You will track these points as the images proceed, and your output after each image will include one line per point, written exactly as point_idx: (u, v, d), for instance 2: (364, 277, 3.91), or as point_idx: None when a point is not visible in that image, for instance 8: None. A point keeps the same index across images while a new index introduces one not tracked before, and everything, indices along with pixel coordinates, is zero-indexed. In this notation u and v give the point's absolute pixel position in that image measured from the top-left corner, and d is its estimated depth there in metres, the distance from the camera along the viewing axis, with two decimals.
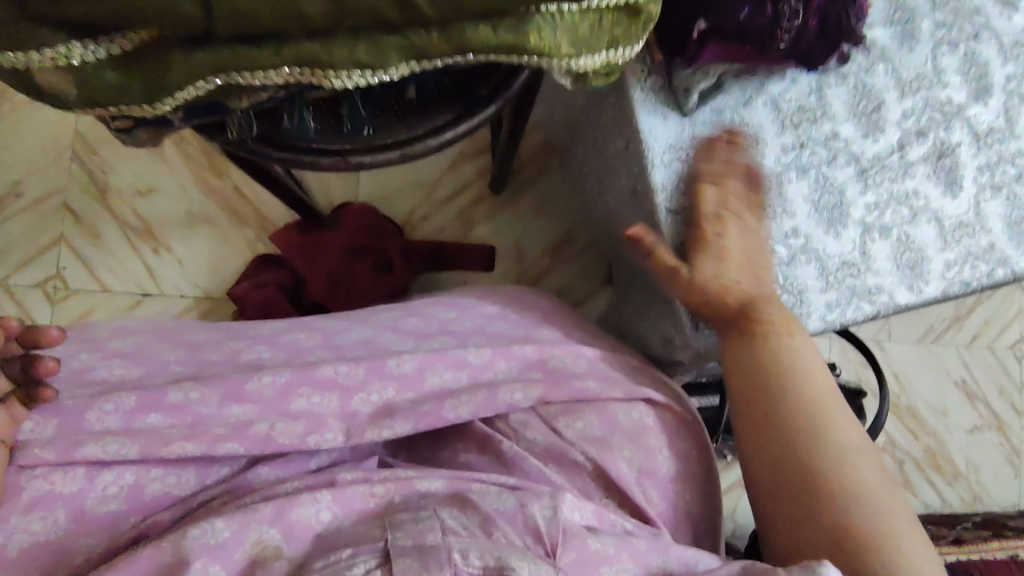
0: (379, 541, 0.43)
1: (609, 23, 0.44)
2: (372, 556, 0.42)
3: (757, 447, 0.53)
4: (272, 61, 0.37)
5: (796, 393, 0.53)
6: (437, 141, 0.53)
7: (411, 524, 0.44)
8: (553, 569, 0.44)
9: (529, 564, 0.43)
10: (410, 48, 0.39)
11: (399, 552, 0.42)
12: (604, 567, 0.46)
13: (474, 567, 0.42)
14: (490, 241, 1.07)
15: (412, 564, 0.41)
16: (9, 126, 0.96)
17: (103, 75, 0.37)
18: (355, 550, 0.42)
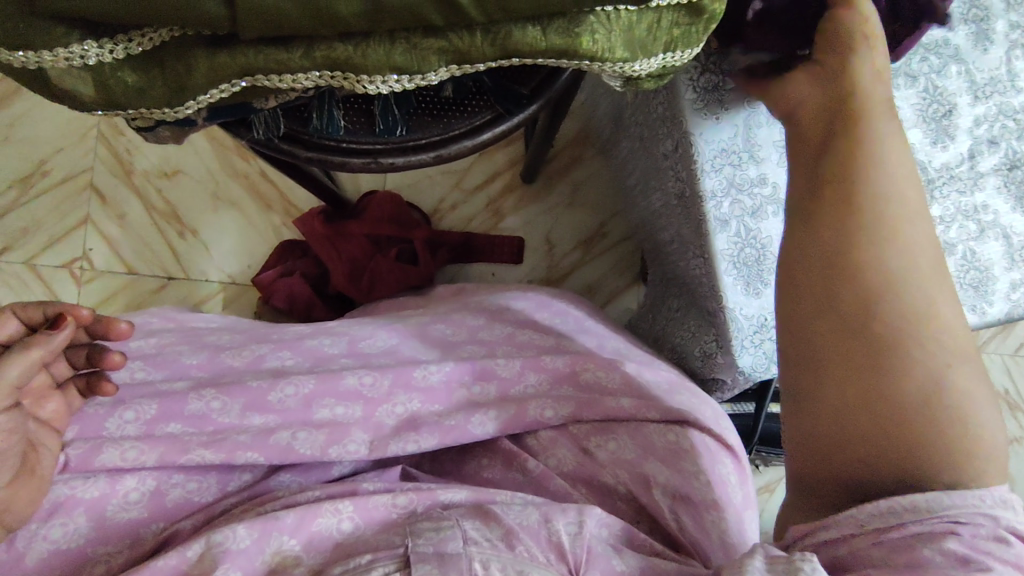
0: (400, 547, 0.41)
1: (669, 23, 0.40)
2: (392, 560, 0.40)
3: (796, 287, 0.41)
4: (301, 64, 0.34)
5: (876, 211, 0.39)
6: (473, 143, 0.50)
7: (433, 533, 0.42)
8: None
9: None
10: (450, 51, 0.35)
11: (421, 557, 0.40)
12: None
13: None
14: (519, 232, 1.03)
15: (433, 569, 0.39)
16: (36, 104, 0.95)
17: (121, 76, 0.34)
18: (375, 556, 0.40)
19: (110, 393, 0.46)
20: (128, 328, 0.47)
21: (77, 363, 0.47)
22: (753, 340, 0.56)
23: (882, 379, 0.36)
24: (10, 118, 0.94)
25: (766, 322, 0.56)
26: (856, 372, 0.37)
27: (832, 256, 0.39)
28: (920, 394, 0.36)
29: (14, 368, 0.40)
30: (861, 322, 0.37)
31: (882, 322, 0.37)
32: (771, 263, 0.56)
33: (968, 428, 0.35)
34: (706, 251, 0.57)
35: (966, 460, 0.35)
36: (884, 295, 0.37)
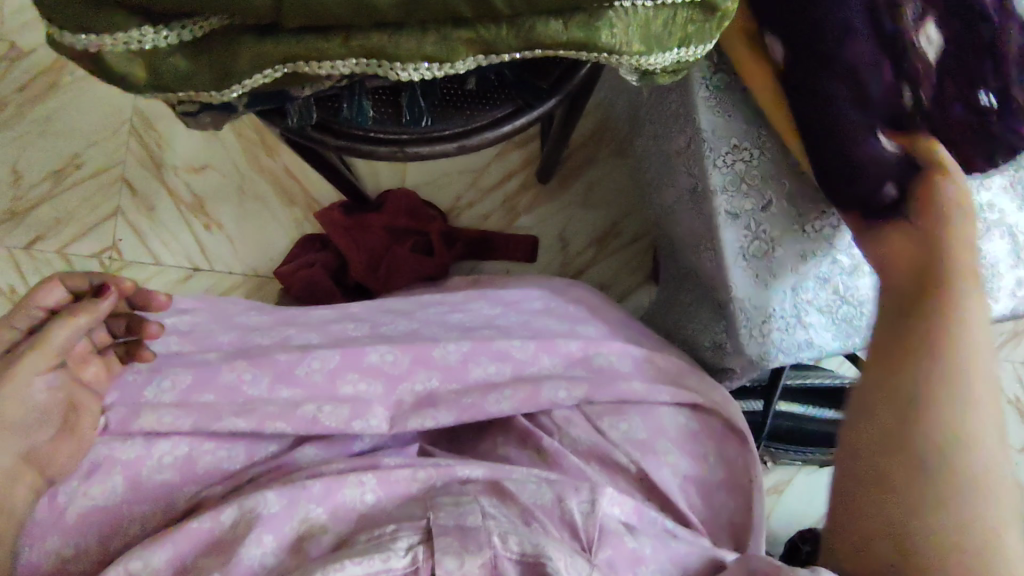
0: (423, 519, 0.43)
1: (685, 20, 0.42)
2: (415, 531, 0.42)
3: (861, 409, 0.45)
4: (339, 52, 0.37)
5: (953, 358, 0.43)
6: (495, 133, 0.52)
7: (453, 508, 0.44)
8: (589, 564, 0.43)
9: (564, 557, 0.42)
10: (478, 42, 0.38)
11: (442, 529, 0.42)
12: (641, 567, 0.45)
13: (512, 553, 0.42)
14: (534, 230, 1.06)
15: (454, 543, 0.41)
16: (73, 99, 0.99)
17: (172, 61, 0.37)
18: (399, 526, 0.43)
19: (146, 360, 0.50)
20: (166, 299, 0.50)
21: (116, 331, 0.50)
22: (762, 331, 0.57)
23: (942, 500, 0.39)
24: (46, 112, 0.98)
25: (776, 314, 0.57)
26: (906, 445, 0.41)
27: (892, 402, 0.43)
28: (974, 526, 0.38)
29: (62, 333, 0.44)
30: (929, 447, 0.41)
31: (934, 444, 0.41)
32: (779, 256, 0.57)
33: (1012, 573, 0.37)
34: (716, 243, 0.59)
35: None
36: (960, 432, 0.41)
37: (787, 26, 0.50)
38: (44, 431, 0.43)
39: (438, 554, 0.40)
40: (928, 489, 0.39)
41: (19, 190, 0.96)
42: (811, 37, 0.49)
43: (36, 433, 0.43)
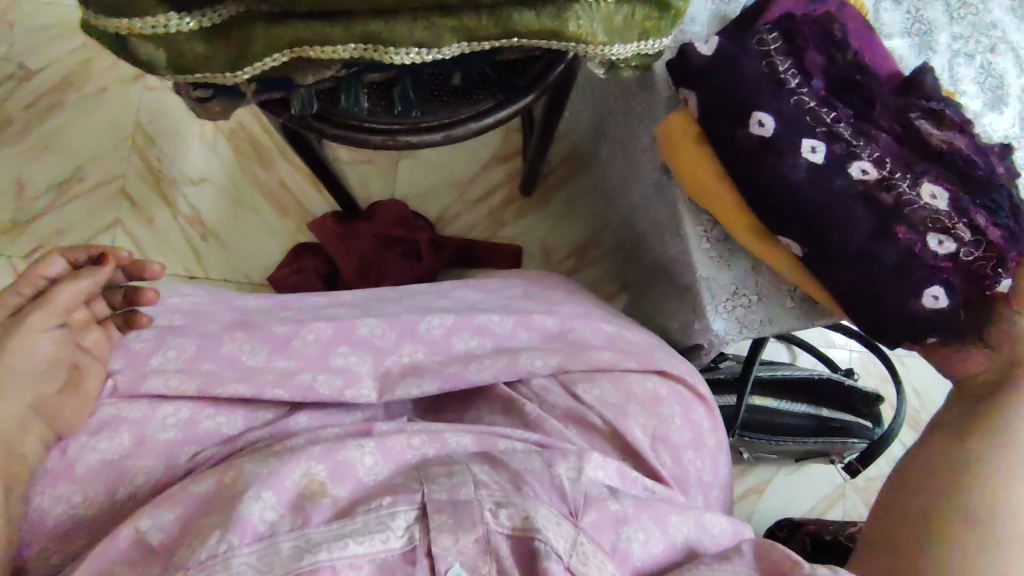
0: (418, 493, 0.46)
1: (642, 16, 0.49)
2: (412, 508, 0.46)
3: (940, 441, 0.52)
4: (341, 36, 0.42)
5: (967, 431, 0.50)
6: (478, 125, 0.58)
7: (446, 479, 0.47)
8: (574, 529, 0.47)
9: (552, 525, 0.46)
10: (461, 29, 0.43)
11: (438, 507, 0.46)
12: (623, 527, 0.49)
13: (504, 528, 0.46)
14: (517, 241, 1.11)
15: (448, 519, 0.45)
16: (78, 116, 1.04)
17: (191, 44, 0.42)
18: (396, 501, 0.46)
19: (142, 324, 0.53)
20: (161, 266, 0.54)
21: (114, 303, 0.53)
22: (724, 306, 0.64)
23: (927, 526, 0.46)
24: (51, 128, 1.03)
25: (737, 291, 0.63)
26: (927, 482, 0.49)
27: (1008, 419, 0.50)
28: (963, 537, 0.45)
29: (65, 292, 0.48)
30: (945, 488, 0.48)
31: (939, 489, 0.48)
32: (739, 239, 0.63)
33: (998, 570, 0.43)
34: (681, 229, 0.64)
35: None
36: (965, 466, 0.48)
37: (703, 92, 0.56)
38: (48, 386, 0.46)
39: (435, 532, 0.45)
40: (939, 516, 0.46)
41: (22, 200, 1.00)
42: (721, 91, 0.55)
43: (43, 384, 0.46)
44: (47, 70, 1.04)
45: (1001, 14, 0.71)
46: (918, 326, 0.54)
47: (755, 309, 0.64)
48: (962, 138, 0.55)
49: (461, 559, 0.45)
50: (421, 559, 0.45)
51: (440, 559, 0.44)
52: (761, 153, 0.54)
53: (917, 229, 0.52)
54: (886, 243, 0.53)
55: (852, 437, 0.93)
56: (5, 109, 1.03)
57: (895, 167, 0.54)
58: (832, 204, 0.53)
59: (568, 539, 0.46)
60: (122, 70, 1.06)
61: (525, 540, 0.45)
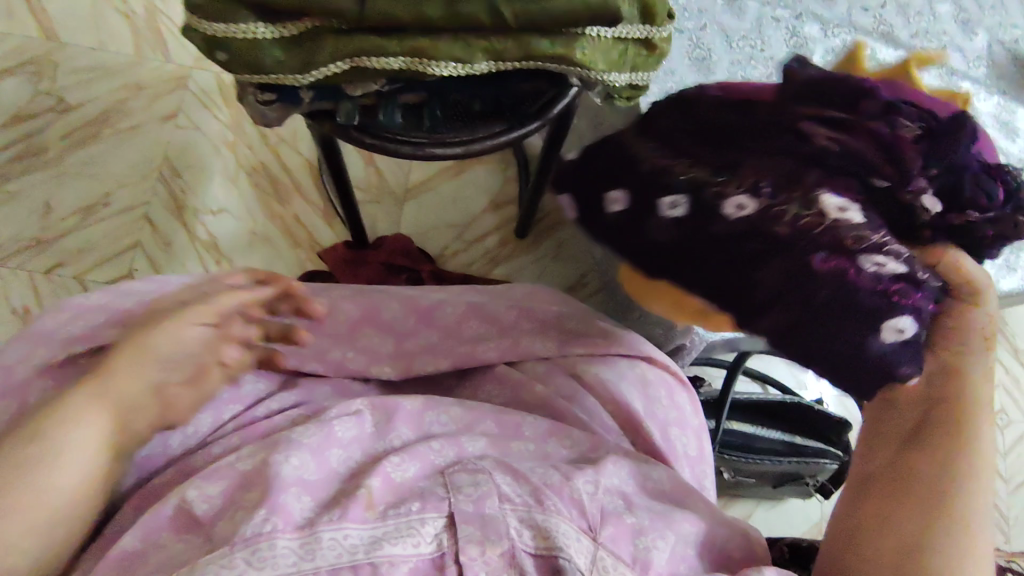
0: (445, 503, 0.49)
1: (634, 53, 0.59)
2: (439, 517, 0.48)
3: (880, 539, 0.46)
4: (393, 49, 0.52)
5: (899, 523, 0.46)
6: (493, 142, 0.68)
7: (471, 488, 0.50)
8: (592, 544, 0.49)
9: (573, 542, 0.48)
10: (490, 50, 0.54)
11: (464, 518, 0.48)
12: (641, 538, 0.52)
13: (528, 545, 0.48)
14: (512, 278, 1.19)
15: (475, 531, 0.47)
16: (110, 148, 1.12)
17: (271, 50, 0.51)
18: (424, 509, 0.48)
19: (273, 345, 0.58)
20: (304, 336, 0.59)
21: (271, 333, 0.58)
22: None
23: None
24: (84, 157, 1.11)
25: None
26: None
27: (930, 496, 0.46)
28: None
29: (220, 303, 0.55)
30: None
31: None
32: None
33: None
34: None
35: None
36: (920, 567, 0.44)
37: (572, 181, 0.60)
38: (180, 374, 0.51)
39: (462, 542, 0.47)
40: None
41: (49, 221, 1.07)
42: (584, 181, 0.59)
43: (172, 373, 0.50)
44: (86, 107, 1.14)
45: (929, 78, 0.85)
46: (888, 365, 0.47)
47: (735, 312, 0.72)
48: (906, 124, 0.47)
49: (485, 570, 0.46)
50: (448, 567, 0.46)
51: (467, 567, 0.46)
52: (679, 220, 0.52)
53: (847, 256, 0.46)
54: (813, 281, 0.47)
55: (827, 459, 0.99)
56: (42, 138, 1.11)
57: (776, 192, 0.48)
58: (730, 246, 0.50)
59: (587, 555, 0.48)
60: (155, 109, 1.15)
61: (549, 559, 0.47)
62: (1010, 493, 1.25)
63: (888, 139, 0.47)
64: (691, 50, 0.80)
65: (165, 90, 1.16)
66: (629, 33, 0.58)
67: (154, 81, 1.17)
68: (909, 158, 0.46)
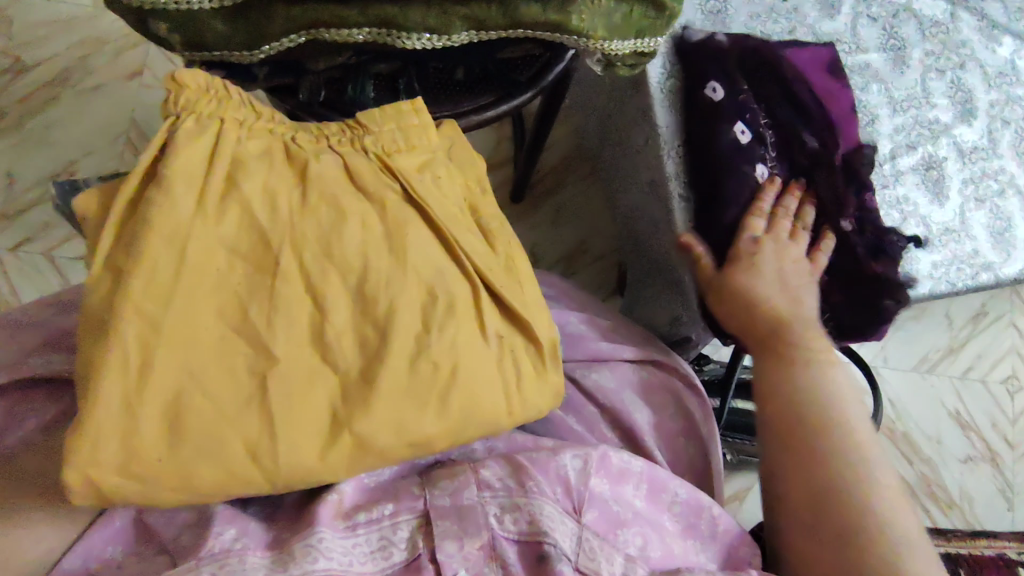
0: (419, 499, 0.47)
1: (640, 16, 0.51)
2: (414, 516, 0.46)
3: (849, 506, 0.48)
4: (357, 20, 0.45)
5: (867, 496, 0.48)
6: (479, 118, 0.60)
7: (449, 483, 0.47)
8: (576, 526, 0.47)
9: (557, 527, 0.46)
10: (472, 18, 0.46)
11: (439, 514, 0.46)
12: (622, 529, 0.49)
13: (510, 532, 0.46)
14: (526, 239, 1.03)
15: (452, 525, 0.45)
16: (72, 111, 1.03)
17: (210, 22, 0.44)
18: (397, 511, 0.46)
19: None
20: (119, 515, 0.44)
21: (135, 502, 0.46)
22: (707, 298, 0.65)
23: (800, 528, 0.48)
24: (45, 123, 1.02)
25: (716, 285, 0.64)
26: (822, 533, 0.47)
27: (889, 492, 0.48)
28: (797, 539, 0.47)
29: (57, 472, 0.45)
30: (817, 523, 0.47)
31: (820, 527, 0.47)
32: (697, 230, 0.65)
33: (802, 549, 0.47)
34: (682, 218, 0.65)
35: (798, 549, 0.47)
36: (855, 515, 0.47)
37: None
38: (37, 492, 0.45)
39: (438, 539, 0.45)
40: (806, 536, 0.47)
41: (12, 195, 0.99)
42: None
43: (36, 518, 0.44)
44: (43, 66, 1.04)
45: (969, 34, 0.76)
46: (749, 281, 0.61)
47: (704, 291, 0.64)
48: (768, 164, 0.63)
49: (464, 567, 0.44)
50: (425, 567, 0.44)
51: (446, 565, 0.44)
52: None
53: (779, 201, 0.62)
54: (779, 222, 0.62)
55: None
56: None
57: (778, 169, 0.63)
58: None
59: (572, 538, 0.47)
60: (119, 67, 1.06)
61: (532, 545, 0.46)
62: (1016, 459, 1.26)
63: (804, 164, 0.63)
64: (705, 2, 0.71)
65: (129, 46, 1.07)
66: None
67: (116, 35, 1.07)
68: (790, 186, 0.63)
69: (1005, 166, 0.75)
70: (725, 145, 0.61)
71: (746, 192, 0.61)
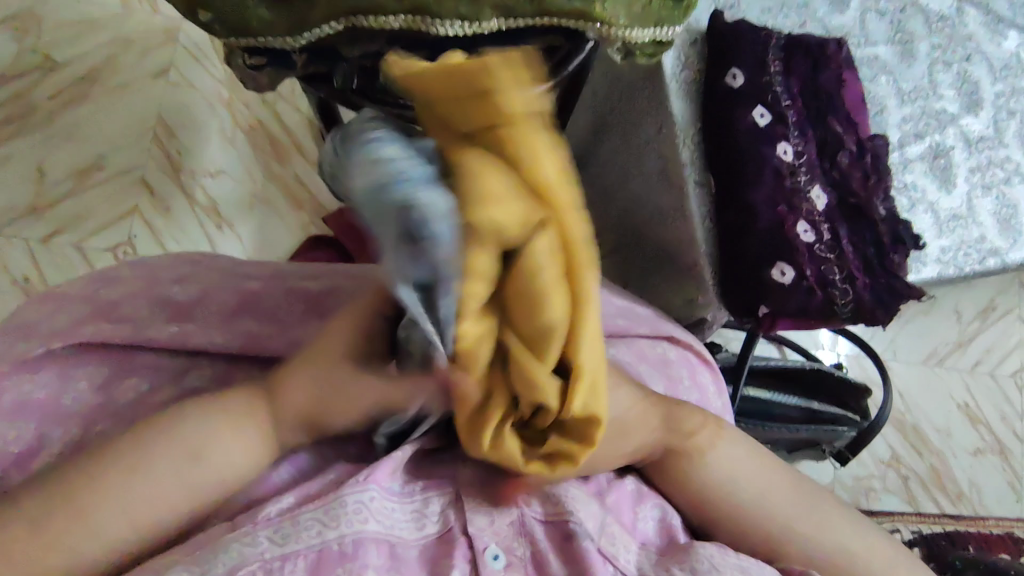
0: (453, 478, 0.50)
1: (659, 6, 0.54)
2: (447, 494, 0.50)
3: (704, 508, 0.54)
4: (394, 7, 0.47)
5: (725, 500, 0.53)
6: None
7: (480, 462, 0.51)
8: (600, 508, 0.51)
9: (582, 506, 0.50)
10: (501, 6, 0.49)
11: (471, 492, 0.49)
12: (638, 506, 0.54)
13: (537, 512, 0.50)
14: None
15: (484, 501, 0.49)
16: (101, 107, 1.07)
17: (257, 10, 0.47)
18: (429, 489, 0.50)
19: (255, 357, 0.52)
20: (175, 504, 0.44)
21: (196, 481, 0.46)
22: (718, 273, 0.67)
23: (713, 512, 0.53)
24: (74, 119, 1.06)
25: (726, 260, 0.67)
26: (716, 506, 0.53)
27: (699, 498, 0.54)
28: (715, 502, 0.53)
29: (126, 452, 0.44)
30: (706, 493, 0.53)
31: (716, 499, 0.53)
32: (711, 208, 0.66)
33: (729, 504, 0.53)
34: (698, 200, 0.66)
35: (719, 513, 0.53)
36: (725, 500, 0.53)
37: None
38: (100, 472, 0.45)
39: (469, 514, 0.48)
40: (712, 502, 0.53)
41: (42, 187, 1.02)
42: None
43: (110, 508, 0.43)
44: (73, 63, 1.08)
45: (975, 27, 0.78)
46: (776, 252, 0.62)
47: (716, 266, 0.67)
48: (790, 143, 0.64)
49: (495, 540, 0.48)
50: (457, 538, 0.47)
51: (477, 538, 0.47)
52: None
53: (811, 180, 0.64)
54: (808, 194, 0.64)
55: (842, 426, 0.96)
56: (29, 99, 1.06)
57: (802, 144, 0.65)
58: None
59: (595, 519, 0.50)
60: (146, 66, 1.09)
61: (559, 523, 0.49)
62: None
63: (825, 139, 0.65)
64: None
65: (155, 45, 1.10)
66: None
67: (143, 34, 1.10)
68: (812, 155, 0.65)
69: (1012, 155, 0.77)
70: (745, 128, 0.64)
71: (767, 172, 0.63)
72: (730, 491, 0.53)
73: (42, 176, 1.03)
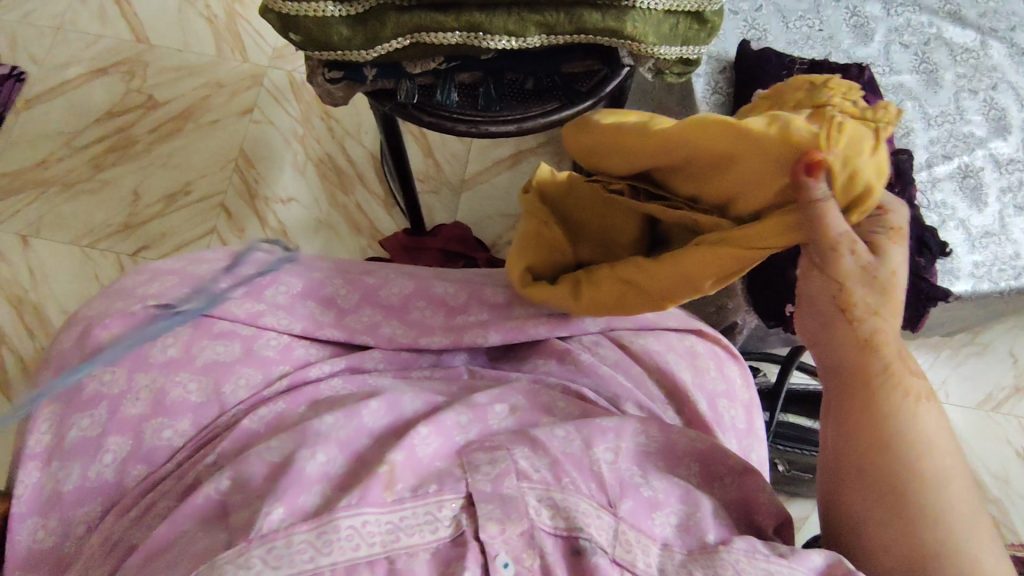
0: (462, 483, 0.45)
1: (684, 27, 0.60)
2: (457, 498, 0.45)
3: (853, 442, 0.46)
4: (451, 25, 0.55)
5: (905, 443, 0.45)
6: (545, 120, 0.69)
7: (489, 468, 0.46)
8: (613, 518, 0.46)
9: (595, 520, 0.45)
10: (543, 24, 0.56)
11: (484, 498, 0.45)
12: (657, 513, 0.48)
13: (549, 527, 0.45)
14: None
15: (496, 510, 0.44)
16: (193, 140, 1.20)
17: (337, 28, 0.55)
18: (441, 491, 0.45)
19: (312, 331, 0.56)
20: None
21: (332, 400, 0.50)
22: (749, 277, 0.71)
23: (883, 453, 0.45)
24: (169, 150, 1.19)
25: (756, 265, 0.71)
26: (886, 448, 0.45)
27: (881, 439, 0.45)
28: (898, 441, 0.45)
29: None
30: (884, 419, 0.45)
31: (898, 433, 0.45)
32: None
33: (915, 452, 0.45)
34: None
35: (892, 451, 0.45)
36: (900, 444, 0.45)
37: None
38: None
39: (482, 521, 0.43)
40: (894, 437, 0.45)
41: (136, 208, 1.15)
42: None
43: None
44: (172, 103, 1.23)
45: (999, 58, 0.82)
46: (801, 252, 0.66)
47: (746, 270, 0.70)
48: None
49: (506, 549, 0.43)
50: (470, 543, 0.43)
51: (489, 545, 0.43)
52: None
53: None
54: None
55: None
56: (131, 132, 1.20)
57: None
58: None
59: (608, 530, 0.45)
60: (234, 105, 1.23)
61: (569, 539, 0.44)
62: None
63: None
64: (746, 30, 0.79)
65: (243, 88, 1.25)
66: (679, 8, 0.59)
67: (233, 79, 1.25)
68: None
69: None
70: None
71: None
72: (909, 435, 0.45)
73: (137, 198, 1.15)
